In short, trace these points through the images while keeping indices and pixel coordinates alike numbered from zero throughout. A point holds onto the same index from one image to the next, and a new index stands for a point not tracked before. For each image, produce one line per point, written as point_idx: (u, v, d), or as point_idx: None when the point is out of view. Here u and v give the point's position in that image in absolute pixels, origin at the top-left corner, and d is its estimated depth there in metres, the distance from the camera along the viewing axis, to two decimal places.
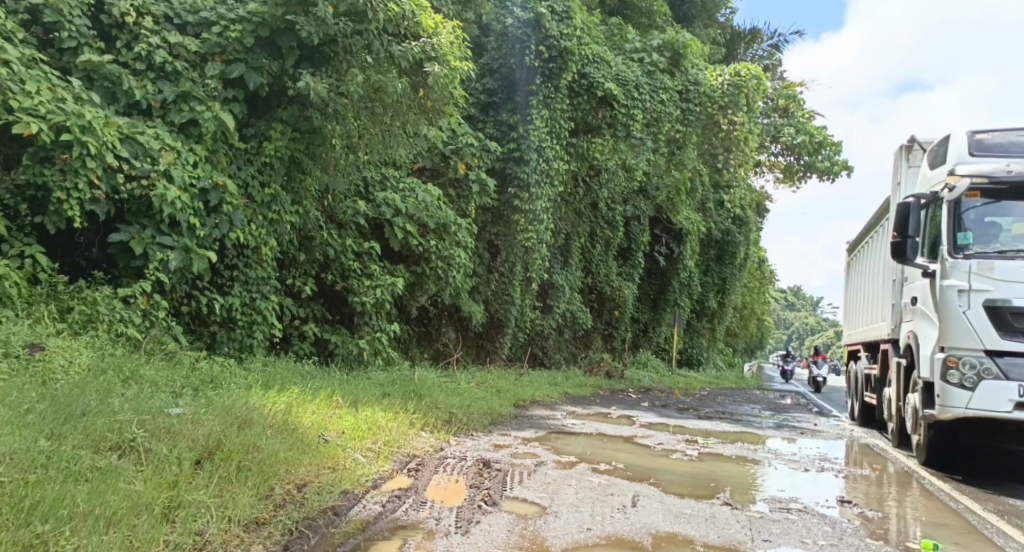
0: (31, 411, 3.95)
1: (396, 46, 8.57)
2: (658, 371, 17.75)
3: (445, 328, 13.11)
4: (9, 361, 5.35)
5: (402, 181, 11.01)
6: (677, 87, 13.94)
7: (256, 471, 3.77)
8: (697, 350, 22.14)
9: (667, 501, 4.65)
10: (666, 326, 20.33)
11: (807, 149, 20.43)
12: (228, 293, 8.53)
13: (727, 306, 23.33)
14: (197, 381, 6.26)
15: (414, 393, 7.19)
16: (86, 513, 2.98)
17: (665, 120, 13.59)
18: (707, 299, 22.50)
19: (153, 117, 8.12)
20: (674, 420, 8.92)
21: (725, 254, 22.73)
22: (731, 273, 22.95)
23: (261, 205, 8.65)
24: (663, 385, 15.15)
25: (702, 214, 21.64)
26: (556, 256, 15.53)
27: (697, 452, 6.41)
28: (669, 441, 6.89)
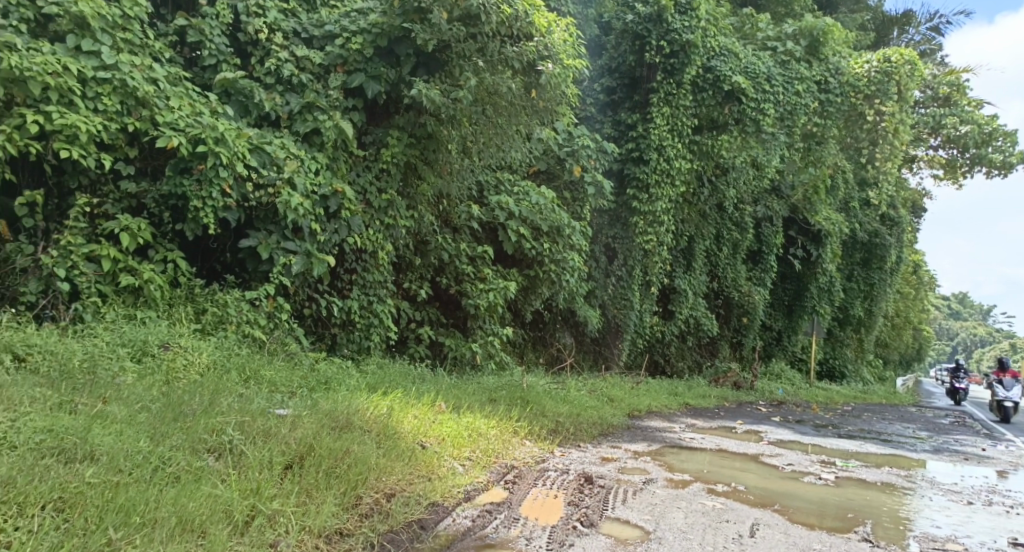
0: (144, 409, 4.20)
1: (508, 48, 8.57)
2: (794, 382, 16.77)
3: (561, 333, 12.95)
4: (141, 361, 5.60)
5: (516, 185, 11.03)
6: (813, 77, 13.32)
7: (344, 478, 3.79)
8: (839, 362, 20.92)
9: (792, 534, 4.29)
10: (803, 335, 19.26)
11: (976, 141, 18.63)
12: (347, 297, 8.66)
13: (877, 315, 21.74)
14: (312, 382, 6.39)
15: (521, 400, 7.09)
16: (159, 520, 3.14)
17: (801, 113, 13.32)
18: (853, 308, 21.13)
19: (281, 128, 8.37)
20: (811, 439, 8.34)
21: (872, 257, 21.23)
22: (880, 279, 21.35)
23: (378, 210, 8.79)
24: (799, 399, 14.31)
25: (846, 213, 20.03)
26: (678, 259, 15.11)
27: (834, 476, 5.92)
28: (801, 462, 6.42)
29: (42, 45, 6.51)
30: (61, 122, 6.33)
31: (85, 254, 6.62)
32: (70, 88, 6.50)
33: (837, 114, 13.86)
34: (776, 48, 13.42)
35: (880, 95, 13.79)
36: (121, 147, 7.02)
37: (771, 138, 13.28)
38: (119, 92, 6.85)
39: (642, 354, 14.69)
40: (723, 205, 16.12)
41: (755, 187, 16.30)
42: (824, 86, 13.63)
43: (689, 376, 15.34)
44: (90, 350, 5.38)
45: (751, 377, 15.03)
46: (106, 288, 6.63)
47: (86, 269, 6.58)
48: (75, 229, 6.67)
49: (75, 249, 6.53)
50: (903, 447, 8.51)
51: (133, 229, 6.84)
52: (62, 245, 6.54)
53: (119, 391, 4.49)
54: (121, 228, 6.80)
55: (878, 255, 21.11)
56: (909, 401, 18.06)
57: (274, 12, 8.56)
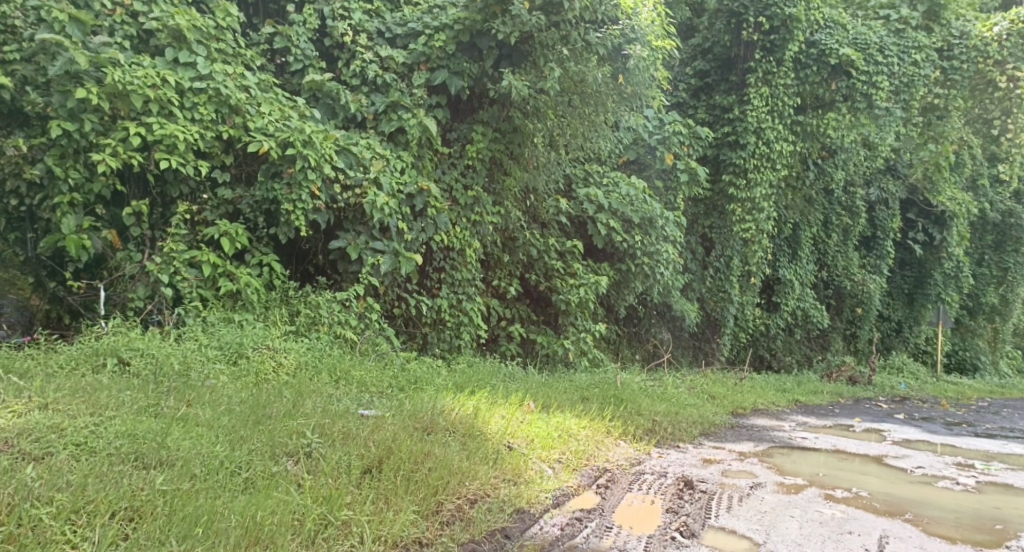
0: (227, 411, 4.20)
1: (592, 34, 8.36)
2: (916, 376, 15.72)
3: (657, 329, 12.53)
4: (232, 363, 5.64)
5: (606, 176, 10.75)
6: (935, 44, 12.39)
7: (425, 483, 3.67)
8: (969, 353, 19.47)
9: (928, 548, 3.89)
10: (926, 325, 17.89)
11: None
12: (437, 295, 8.58)
13: (1016, 302, 20.10)
14: (403, 381, 6.33)
15: (614, 399, 6.83)
16: (224, 528, 3.08)
17: (921, 85, 12.30)
18: (985, 294, 19.78)
19: (367, 129, 8.35)
20: (941, 438, 7.69)
21: (1005, 239, 19.73)
22: (1016, 263, 19.79)
23: (464, 207, 8.70)
24: (922, 393, 13.41)
25: (973, 192, 18.72)
26: (781, 248, 14.45)
27: (973, 481, 5.39)
28: (932, 465, 5.88)
29: (142, 59, 6.64)
30: (160, 132, 6.45)
31: (186, 260, 6.74)
32: (169, 99, 6.62)
33: (963, 82, 12.74)
34: (889, 16, 12.48)
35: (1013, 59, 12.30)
36: (217, 155, 7.06)
37: (885, 113, 12.22)
38: (214, 101, 6.93)
39: (745, 349, 14.07)
40: (829, 189, 15.35)
41: (866, 167, 15.52)
42: (947, 52, 12.71)
43: (797, 370, 14.43)
44: (183, 350, 5.46)
45: (869, 372, 14.12)
46: (206, 292, 6.72)
47: (188, 275, 6.69)
48: (176, 235, 6.80)
49: (177, 255, 6.66)
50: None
51: (230, 234, 6.93)
52: (165, 252, 6.67)
53: (206, 394, 4.53)
54: (221, 233, 6.88)
55: (1012, 236, 19.71)
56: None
57: (360, 14, 8.50)
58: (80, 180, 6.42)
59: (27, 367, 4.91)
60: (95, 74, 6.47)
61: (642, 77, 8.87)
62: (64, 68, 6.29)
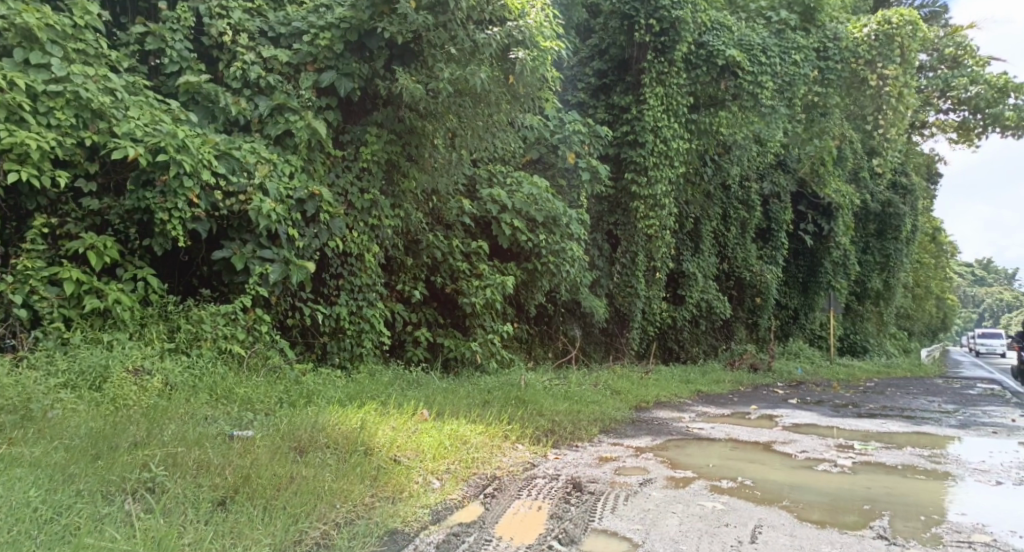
0: (68, 445, 3.84)
1: (480, 33, 8.15)
2: (814, 360, 16.27)
3: (569, 325, 12.58)
4: (92, 393, 5.24)
5: (509, 176, 10.63)
6: (813, 45, 12.80)
7: (284, 513, 3.42)
8: (860, 336, 20.36)
9: (798, 535, 3.89)
10: (820, 311, 18.78)
11: (987, 102, 17.85)
12: (335, 303, 8.24)
13: (897, 286, 21.24)
14: (292, 396, 6.04)
15: (515, 400, 6.70)
16: None
17: (800, 84, 12.66)
18: (869, 280, 20.74)
19: (252, 132, 8.01)
20: (832, 421, 7.88)
21: (886, 228, 20.64)
22: (895, 249, 20.77)
23: (362, 211, 8.40)
24: (818, 377, 13.88)
25: (855, 184, 19.46)
26: (685, 242, 14.64)
27: (849, 461, 5.49)
28: (815, 448, 5.97)
29: None
30: (9, 140, 6.13)
31: (46, 278, 6.40)
32: (19, 104, 6.30)
33: (838, 81, 13.17)
34: (770, 17, 12.86)
35: (881, 60, 13.01)
36: (79, 163, 6.81)
37: (771, 111, 12.52)
38: (73, 105, 6.64)
39: (653, 341, 14.26)
40: (727, 184, 15.71)
41: (758, 162, 15.98)
42: (823, 52, 13.00)
43: (704, 361, 14.90)
44: (27, 381, 5.05)
45: (768, 358, 14.54)
46: (69, 312, 6.39)
47: (47, 294, 6.34)
48: (32, 251, 6.46)
49: (34, 273, 6.32)
50: (939, 423, 8.02)
51: (98, 248, 6.61)
52: (20, 270, 6.31)
53: (50, 426, 4.15)
54: (85, 247, 6.55)
55: (893, 225, 20.54)
56: (938, 374, 17.46)
57: (238, 12, 8.16)
58: None
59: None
60: None
61: (532, 78, 8.55)
62: None
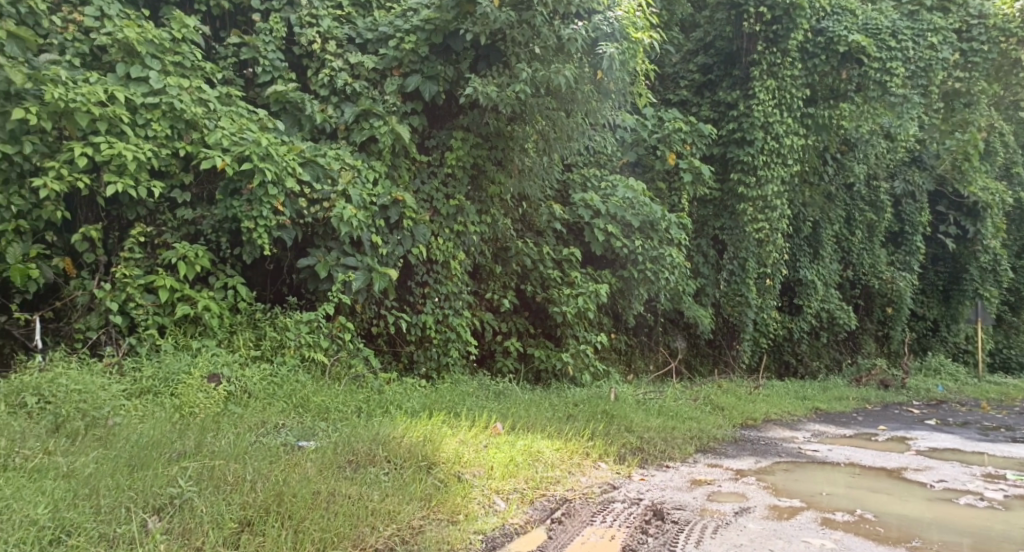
0: (107, 459, 3.89)
1: (565, 28, 7.76)
2: (958, 376, 14.87)
3: (670, 336, 12.20)
4: (164, 402, 5.25)
5: (603, 180, 10.28)
6: (952, 26, 11.74)
7: (313, 539, 3.22)
8: (1015, 351, 18.65)
9: None
10: (966, 323, 17.26)
11: None
12: (421, 311, 8.07)
13: None
14: (370, 405, 5.86)
15: (602, 415, 6.26)
16: None
17: (940, 68, 11.73)
18: None
19: (338, 140, 7.94)
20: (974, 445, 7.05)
21: None
22: None
23: (447, 218, 8.20)
24: (959, 396, 12.71)
25: (1007, 181, 18.03)
26: (802, 248, 13.91)
27: (999, 495, 4.76)
28: (955, 478, 5.24)
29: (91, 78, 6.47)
30: (108, 152, 6.22)
31: (143, 286, 6.48)
32: (118, 117, 6.39)
33: (983, 65, 12.37)
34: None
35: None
36: (175, 173, 6.87)
37: (902, 101, 11.63)
38: (168, 117, 6.70)
39: (767, 353, 13.51)
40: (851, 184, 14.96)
41: (886, 160, 15.11)
42: (966, 33, 12.26)
43: (826, 375, 13.87)
44: (96, 388, 5.08)
45: (901, 374, 13.42)
46: (164, 319, 6.42)
47: (143, 301, 6.41)
48: (130, 260, 6.60)
49: (131, 281, 6.41)
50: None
51: (190, 257, 6.63)
52: (118, 278, 6.42)
53: (94, 443, 4.25)
54: (178, 257, 6.60)
55: None
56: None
57: (328, 21, 8.10)
58: (25, 207, 6.20)
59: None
60: (36, 93, 6.29)
61: (621, 75, 8.08)
62: None
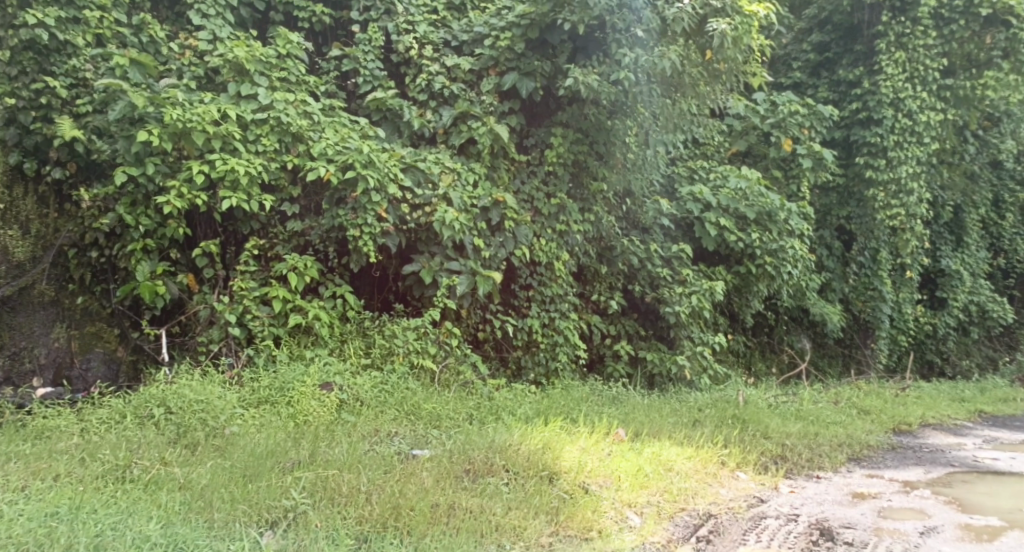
0: (222, 466, 3.91)
1: (670, 8, 7.46)
2: None
3: (794, 336, 11.50)
4: (278, 414, 5.16)
5: (712, 171, 9.87)
6: None
7: None
8: None
9: None
10: None
11: None
12: (527, 315, 7.81)
13: None
14: (485, 411, 5.67)
15: (732, 420, 6.26)
16: None
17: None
18: None
19: (437, 144, 7.80)
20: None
21: None
22: None
23: (549, 217, 7.93)
24: None
25: None
26: (941, 235, 13.21)
27: None
28: None
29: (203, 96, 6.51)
30: (222, 168, 6.24)
31: (258, 298, 6.47)
32: (231, 133, 6.42)
33: None
34: None
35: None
36: (284, 187, 6.80)
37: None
38: (276, 131, 6.66)
39: (909, 353, 12.73)
40: (999, 162, 13.90)
41: None
42: None
43: (978, 375, 13.11)
44: (212, 394, 5.03)
45: None
46: (279, 330, 6.37)
47: (259, 312, 6.39)
48: (246, 272, 6.61)
49: (247, 293, 6.42)
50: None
51: (299, 268, 6.59)
52: (236, 291, 6.47)
53: (210, 451, 4.27)
54: (289, 268, 6.58)
55: None
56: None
57: (424, 26, 7.95)
58: (151, 227, 6.36)
59: (52, 430, 4.81)
60: (157, 115, 6.38)
61: (733, 53, 7.74)
62: (123, 112, 6.29)
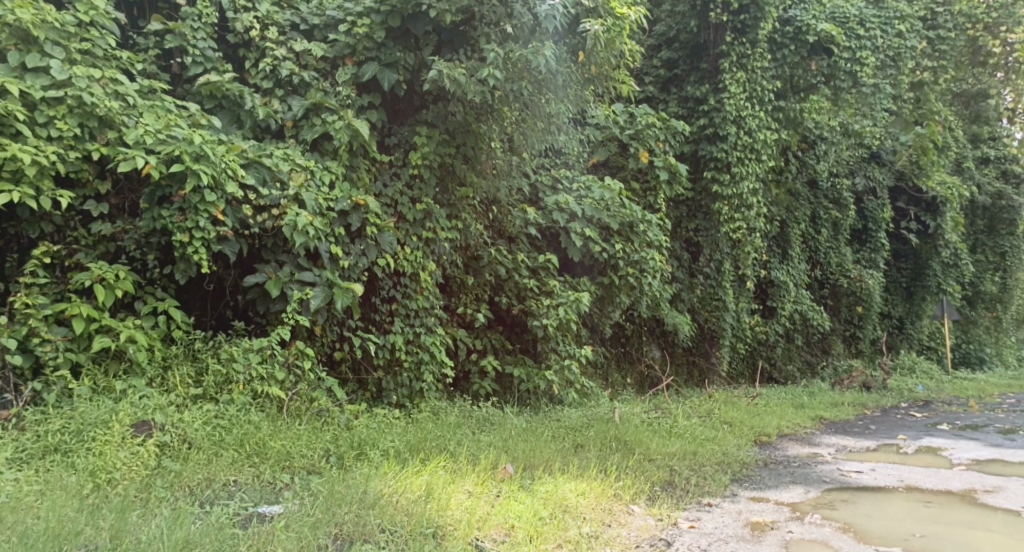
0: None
1: (542, 5, 7.00)
2: (928, 377, 15.09)
3: (646, 346, 11.55)
4: (74, 471, 4.18)
5: (576, 180, 9.41)
6: (916, 13, 12.19)
7: None
8: (973, 346, 18.72)
9: None
10: (929, 319, 17.29)
11: None
12: (389, 332, 7.06)
13: (1014, 288, 19.54)
14: (344, 446, 4.92)
15: (615, 442, 5.80)
16: None
17: (909, 57, 12.11)
18: (982, 282, 19.04)
19: (285, 138, 6.88)
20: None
21: (998, 222, 19.06)
22: (1010, 246, 19.20)
23: (414, 224, 7.23)
24: (940, 394, 13.37)
25: (959, 175, 18.03)
26: (771, 249, 13.79)
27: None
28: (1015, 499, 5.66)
29: None
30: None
31: (51, 316, 5.32)
32: (12, 113, 5.22)
33: (952, 52, 12.84)
34: None
35: (1005, 19, 12.62)
36: (88, 181, 5.71)
37: (874, 90, 11.99)
38: (77, 113, 5.52)
39: (743, 360, 13.27)
40: (815, 181, 14.80)
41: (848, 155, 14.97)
42: (932, 21, 12.79)
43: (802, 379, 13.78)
44: None
45: (881, 375, 13.94)
46: (78, 356, 5.27)
47: (51, 335, 5.24)
48: (33, 286, 5.42)
49: (35, 311, 5.24)
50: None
51: (109, 279, 5.48)
52: (19, 309, 5.21)
53: None
54: (94, 279, 5.44)
55: (1006, 219, 18.95)
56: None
57: (267, 4, 7.04)
58: None
59: None
60: None
61: (606, 55, 7.47)
62: None
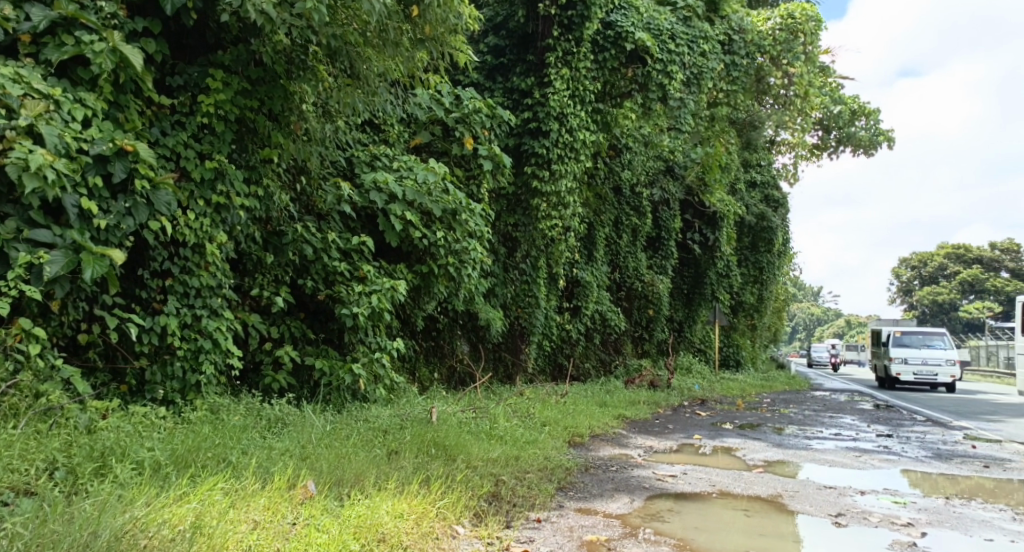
0: None
1: None
2: (704, 377, 15.96)
3: (456, 340, 10.91)
4: None
5: (396, 159, 8.63)
6: (718, 36, 12.34)
7: None
8: (734, 350, 19.98)
9: None
10: (701, 324, 18.18)
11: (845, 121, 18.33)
12: (160, 311, 5.86)
13: (768, 299, 21.12)
14: (82, 457, 3.79)
15: (433, 446, 5.10)
16: None
17: (709, 77, 12.08)
18: (745, 293, 20.37)
19: (21, 56, 5.32)
20: (846, 475, 6.86)
21: (760, 241, 20.48)
22: (768, 262, 20.62)
23: (201, 185, 6.04)
24: (716, 394, 14.05)
25: (732, 194, 19.57)
26: (579, 249, 13.70)
27: (840, 516, 5.13)
28: (821, 501, 5.57)
29: None
30: None
31: None
32: None
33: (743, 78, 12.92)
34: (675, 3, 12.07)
35: (786, 55, 13.10)
36: None
37: (680, 104, 11.87)
38: None
39: (545, 358, 13.08)
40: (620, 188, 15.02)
41: (649, 167, 15.22)
42: (727, 47, 12.67)
43: (598, 377, 13.94)
44: None
45: (666, 374, 14.35)
46: None
47: None
48: None
49: None
50: (942, 469, 7.36)
51: None
52: None
53: None
54: None
55: (766, 238, 20.43)
56: (810, 390, 17.64)
57: None
58: None
59: None
60: None
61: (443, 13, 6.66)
62: None
